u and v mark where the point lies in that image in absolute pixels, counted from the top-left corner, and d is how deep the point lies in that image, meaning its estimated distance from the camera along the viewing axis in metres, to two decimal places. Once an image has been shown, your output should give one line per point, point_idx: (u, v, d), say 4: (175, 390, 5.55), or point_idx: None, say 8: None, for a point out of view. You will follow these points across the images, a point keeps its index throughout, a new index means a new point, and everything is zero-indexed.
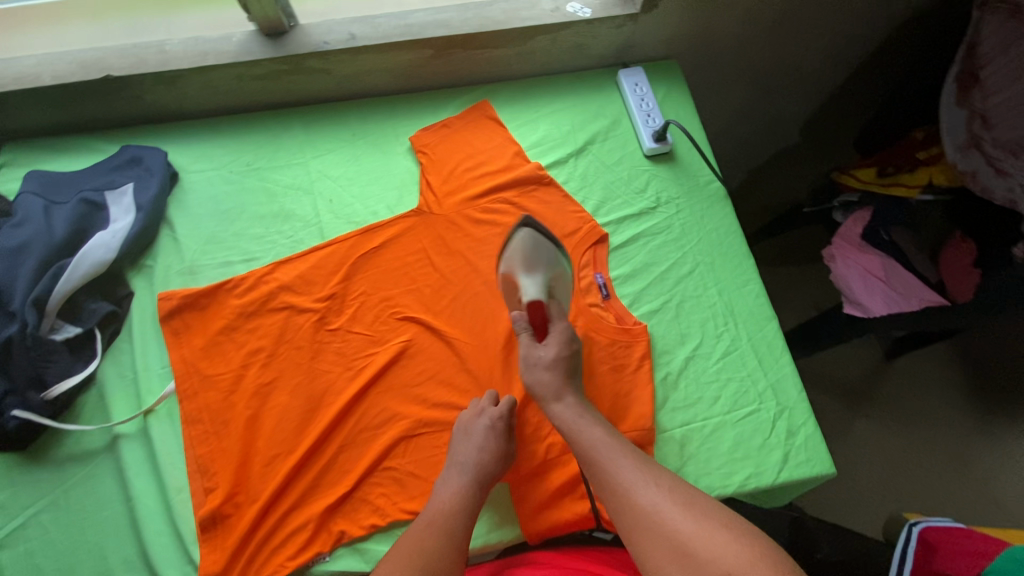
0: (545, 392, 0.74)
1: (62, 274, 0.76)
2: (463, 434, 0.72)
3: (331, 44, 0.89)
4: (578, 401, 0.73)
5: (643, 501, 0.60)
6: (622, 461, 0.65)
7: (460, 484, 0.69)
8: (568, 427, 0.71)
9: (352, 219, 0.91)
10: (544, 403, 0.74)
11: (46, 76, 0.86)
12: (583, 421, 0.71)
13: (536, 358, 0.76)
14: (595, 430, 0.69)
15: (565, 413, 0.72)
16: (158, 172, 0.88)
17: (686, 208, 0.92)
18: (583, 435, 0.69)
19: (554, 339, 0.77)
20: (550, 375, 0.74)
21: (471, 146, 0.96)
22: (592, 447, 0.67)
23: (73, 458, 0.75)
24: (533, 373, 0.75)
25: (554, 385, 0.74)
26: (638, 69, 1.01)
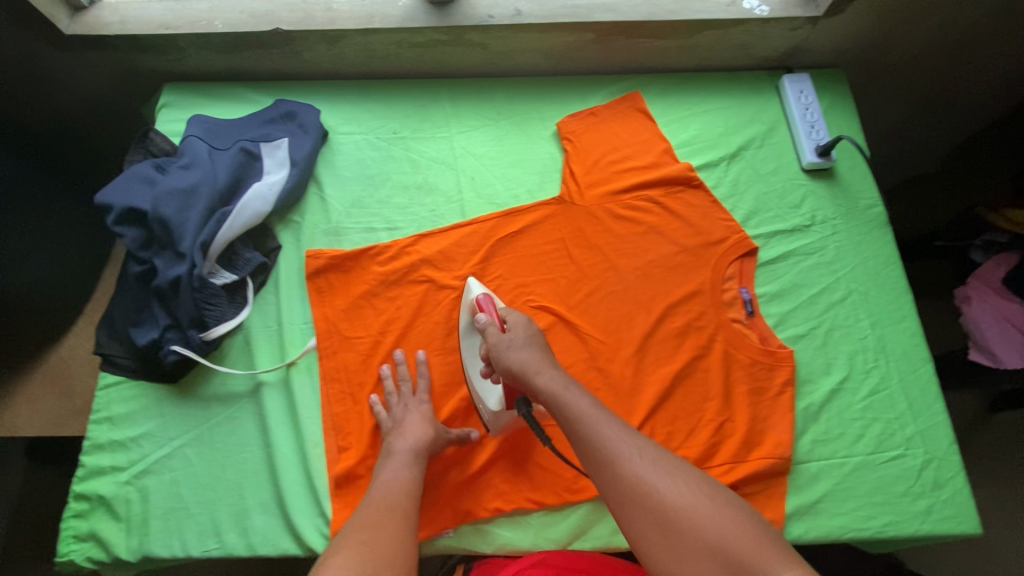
0: (532, 365, 0.65)
1: (225, 221, 0.78)
2: (404, 425, 0.73)
3: (496, 18, 0.86)
4: (561, 371, 0.65)
5: (632, 472, 0.55)
6: (608, 430, 0.58)
7: (403, 463, 0.69)
8: (554, 396, 0.62)
9: (492, 201, 0.90)
10: (527, 376, 0.65)
11: (218, 22, 0.87)
12: (568, 389, 0.62)
13: (508, 341, 0.68)
14: (582, 398, 0.62)
15: (553, 380, 0.64)
16: (312, 130, 0.89)
17: (842, 231, 0.87)
18: (570, 403, 0.61)
19: (518, 328, 0.70)
20: (529, 353, 0.66)
21: (617, 138, 0.93)
22: (581, 415, 0.60)
23: (218, 398, 0.78)
24: (509, 356, 0.67)
25: (537, 360, 0.66)
26: (805, 75, 0.94)
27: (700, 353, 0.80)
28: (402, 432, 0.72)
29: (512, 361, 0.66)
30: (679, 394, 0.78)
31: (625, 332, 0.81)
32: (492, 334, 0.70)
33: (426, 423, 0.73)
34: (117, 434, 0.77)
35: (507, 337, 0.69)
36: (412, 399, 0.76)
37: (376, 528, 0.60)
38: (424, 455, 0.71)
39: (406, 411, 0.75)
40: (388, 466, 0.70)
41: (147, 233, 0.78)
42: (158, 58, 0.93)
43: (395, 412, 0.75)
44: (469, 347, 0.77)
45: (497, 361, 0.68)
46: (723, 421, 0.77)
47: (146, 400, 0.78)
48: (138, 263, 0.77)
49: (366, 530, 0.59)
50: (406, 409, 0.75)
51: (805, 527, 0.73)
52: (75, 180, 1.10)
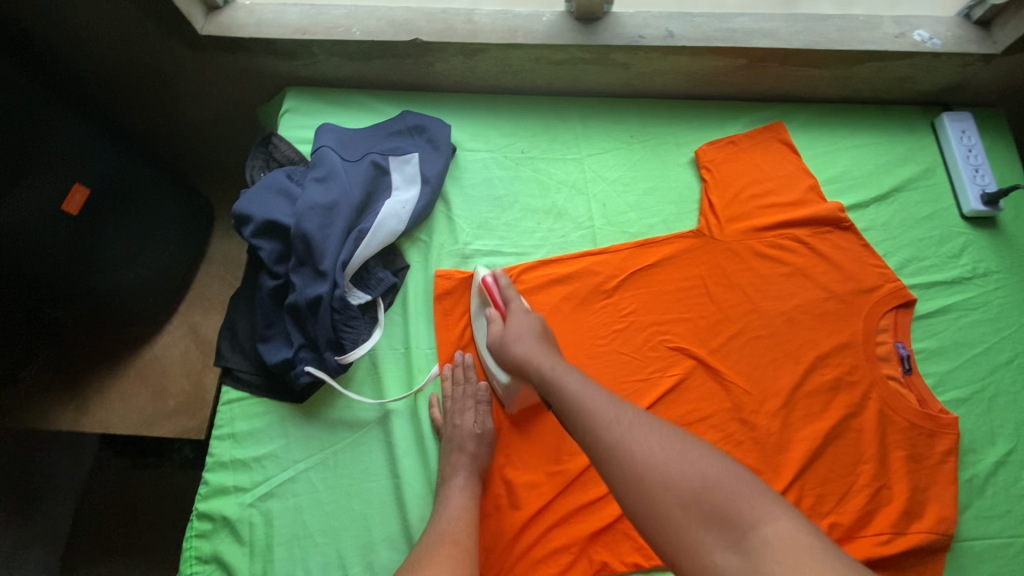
0: (525, 355, 0.66)
1: (363, 239, 0.76)
2: (462, 438, 0.71)
3: (647, 39, 0.82)
4: (555, 356, 0.65)
5: (613, 435, 0.51)
6: (596, 397, 0.56)
7: (462, 485, 0.68)
8: (546, 377, 0.62)
9: (625, 229, 0.86)
10: (524, 367, 0.66)
11: (356, 29, 0.85)
12: (558, 369, 0.62)
13: (514, 311, 0.73)
14: (572, 376, 0.61)
15: (545, 366, 0.64)
16: (444, 147, 0.86)
17: (1006, 286, 0.81)
18: (558, 380, 0.61)
19: (517, 316, 0.72)
20: (521, 343, 0.68)
21: (760, 170, 0.87)
22: (568, 391, 0.58)
23: (344, 423, 0.75)
24: (509, 345, 0.69)
25: (532, 351, 0.66)
26: (966, 114, 0.88)
27: (852, 411, 0.75)
28: (454, 452, 0.70)
29: (512, 354, 0.68)
30: (830, 454, 0.73)
31: (771, 383, 0.76)
32: (496, 327, 0.73)
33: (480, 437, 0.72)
34: (240, 453, 0.74)
35: (510, 328, 0.70)
36: (458, 408, 0.74)
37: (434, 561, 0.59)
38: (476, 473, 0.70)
39: (461, 417, 0.73)
40: (444, 493, 0.68)
41: (284, 247, 0.76)
42: (288, 63, 0.91)
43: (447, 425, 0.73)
44: (479, 329, 0.78)
45: (501, 348, 0.70)
46: (880, 488, 0.71)
47: (270, 419, 0.76)
48: (273, 277, 0.75)
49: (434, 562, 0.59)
50: (457, 416, 0.73)
51: None
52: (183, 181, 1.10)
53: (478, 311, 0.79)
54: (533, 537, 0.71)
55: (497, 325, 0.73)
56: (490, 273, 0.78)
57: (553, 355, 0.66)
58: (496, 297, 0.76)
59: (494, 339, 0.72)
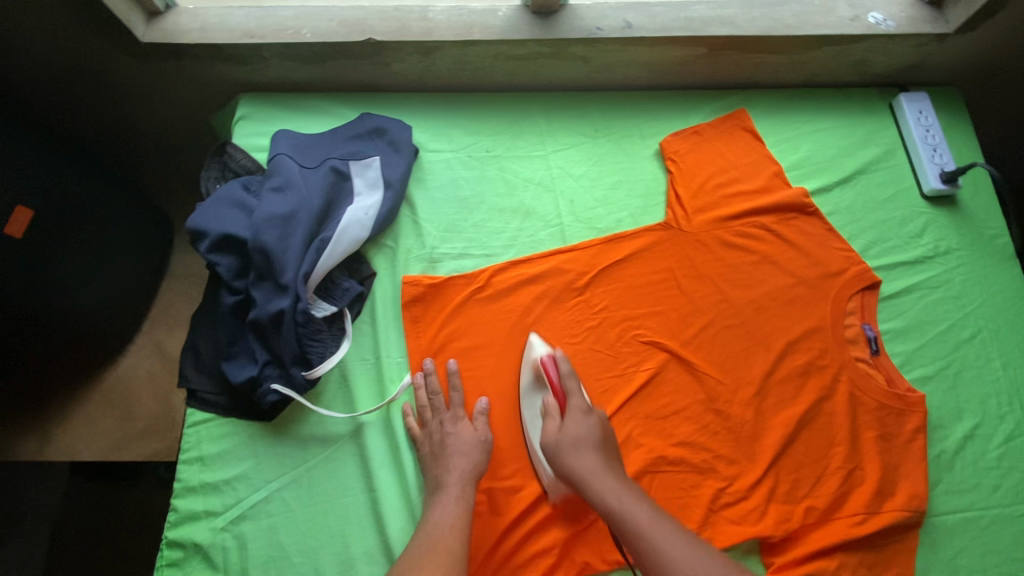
0: (582, 474, 0.65)
1: (325, 250, 0.74)
2: (452, 450, 0.70)
3: (605, 31, 0.81)
4: (617, 477, 0.65)
5: None
6: (671, 538, 0.58)
7: (455, 496, 0.67)
8: (611, 507, 0.62)
9: (593, 225, 0.85)
10: (584, 485, 0.65)
11: (306, 31, 0.82)
12: (628, 499, 0.62)
13: (573, 441, 0.67)
14: (639, 503, 0.62)
15: (607, 491, 0.64)
16: (405, 149, 0.84)
17: (968, 262, 0.82)
18: (629, 517, 0.61)
19: (574, 416, 0.70)
20: (584, 455, 0.66)
21: (724, 159, 0.87)
22: (636, 529, 0.60)
23: (316, 438, 0.74)
24: (563, 456, 0.67)
25: (591, 467, 0.65)
26: (922, 94, 0.89)
27: (823, 395, 0.75)
28: (449, 461, 0.69)
29: (569, 466, 0.66)
30: (804, 439, 0.74)
31: (743, 372, 0.77)
32: (552, 423, 0.71)
33: (470, 447, 0.71)
34: (209, 476, 0.72)
35: (567, 431, 0.69)
36: (448, 418, 0.73)
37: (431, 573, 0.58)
38: (470, 483, 0.68)
39: (449, 427, 0.72)
40: (432, 505, 0.67)
41: (243, 261, 0.73)
42: (238, 68, 0.87)
43: (434, 435, 0.72)
44: (530, 412, 0.75)
45: (555, 456, 0.68)
46: (852, 470, 0.72)
47: (238, 439, 0.74)
48: (233, 293, 0.73)
49: (432, 575, 0.58)
50: (444, 427, 0.72)
51: None
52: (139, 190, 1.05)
53: (534, 400, 0.75)
54: (503, 557, 0.69)
55: (555, 424, 0.71)
56: (549, 355, 0.76)
57: (613, 475, 0.65)
58: (557, 382, 0.73)
59: (546, 438, 0.70)
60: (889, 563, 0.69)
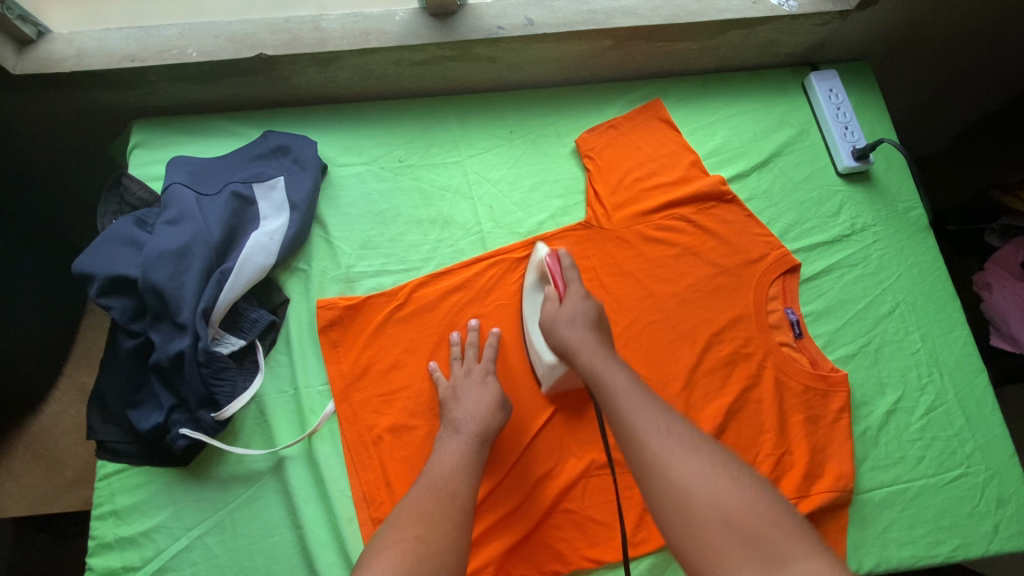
0: (576, 344, 0.65)
1: (226, 281, 0.70)
2: (467, 407, 0.68)
3: (506, 29, 0.78)
4: (606, 349, 0.64)
5: (651, 452, 0.52)
6: (644, 409, 0.56)
7: (463, 447, 0.65)
8: (597, 373, 0.62)
9: (514, 230, 0.83)
10: (572, 354, 0.65)
11: (191, 50, 0.77)
12: (608, 363, 0.62)
13: (563, 316, 0.68)
14: (618, 371, 0.61)
15: (593, 357, 0.63)
16: (310, 166, 0.80)
17: (883, 238, 0.83)
18: (606, 378, 0.61)
19: (575, 297, 0.69)
20: (574, 330, 0.66)
21: (641, 152, 0.86)
22: (614, 389, 0.59)
23: (236, 478, 0.71)
24: (558, 330, 0.67)
25: (582, 339, 0.65)
26: (832, 72, 0.89)
27: (750, 383, 0.75)
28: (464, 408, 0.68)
29: (563, 337, 0.66)
30: (733, 429, 0.74)
31: (670, 367, 0.76)
32: (551, 305, 0.70)
33: (489, 404, 0.69)
34: (126, 530, 0.69)
35: (565, 311, 0.68)
36: (478, 371, 0.73)
37: (428, 520, 0.56)
38: (481, 439, 0.66)
39: (469, 382, 0.71)
40: (439, 455, 0.65)
41: (138, 302, 0.69)
42: (124, 93, 0.82)
43: (455, 383, 0.72)
44: (531, 306, 0.76)
45: (550, 331, 0.68)
46: (782, 455, 0.73)
47: (153, 488, 0.70)
48: (130, 337, 0.69)
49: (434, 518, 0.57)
50: (466, 381, 0.71)
51: (876, 561, 0.70)
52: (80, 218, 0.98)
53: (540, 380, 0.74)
54: (501, 513, 0.70)
55: (553, 302, 0.70)
56: (550, 254, 0.75)
57: (613, 356, 0.64)
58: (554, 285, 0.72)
59: (545, 316, 0.70)
60: (821, 544, 0.70)
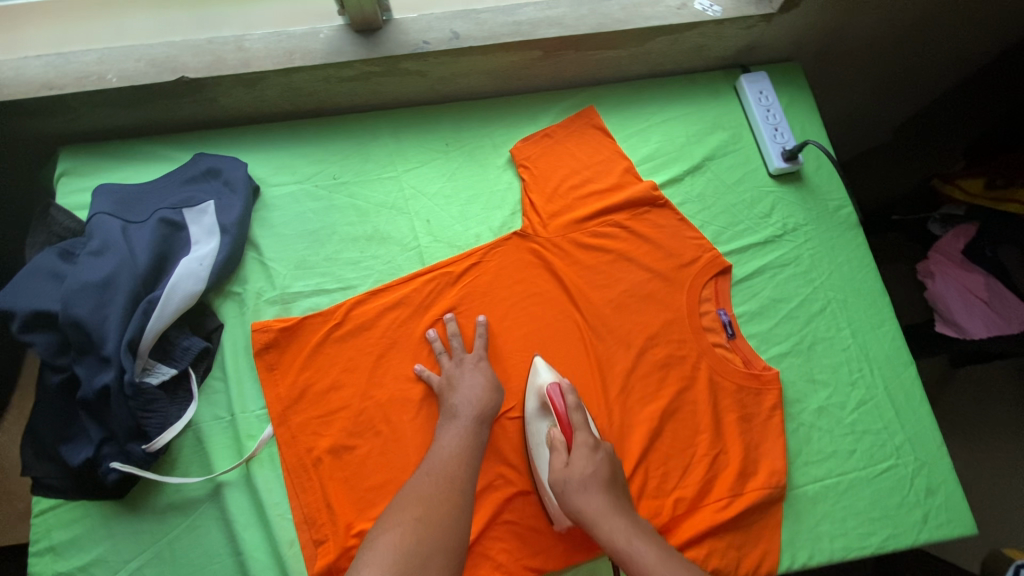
0: (592, 515, 0.63)
1: (153, 311, 0.70)
2: (462, 392, 0.72)
3: (432, 44, 0.78)
4: (627, 518, 0.63)
5: None
6: None
7: (464, 430, 0.69)
8: (620, 548, 0.61)
9: (452, 243, 0.84)
10: (585, 524, 0.63)
11: (111, 75, 0.76)
12: (631, 537, 0.61)
13: (568, 485, 0.64)
14: (649, 553, 0.60)
15: (610, 530, 0.62)
16: (241, 189, 0.80)
17: (814, 237, 0.85)
18: (603, 526, 0.62)
19: (583, 454, 0.65)
20: (590, 496, 0.63)
21: (575, 160, 0.86)
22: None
23: (175, 507, 0.70)
24: (570, 497, 0.64)
25: (600, 509, 0.63)
26: (762, 73, 0.91)
27: (685, 385, 0.77)
28: (460, 393, 0.72)
29: (576, 506, 0.63)
30: (669, 432, 0.75)
31: (608, 372, 0.78)
32: (558, 458, 0.67)
33: (484, 388, 0.73)
34: (63, 565, 0.68)
35: (572, 473, 0.64)
36: (471, 358, 0.76)
37: (427, 501, 0.61)
38: (477, 423, 0.70)
39: (462, 370, 0.74)
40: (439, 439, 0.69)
41: (61, 336, 0.68)
42: (45, 121, 0.80)
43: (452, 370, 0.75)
44: (536, 436, 0.72)
45: (561, 499, 0.65)
46: (717, 455, 0.74)
47: (90, 521, 0.70)
48: (56, 372, 0.68)
49: (438, 498, 0.62)
50: (462, 369, 0.75)
51: (809, 556, 0.71)
52: (14, 244, 0.94)
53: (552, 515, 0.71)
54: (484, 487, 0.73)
55: (558, 456, 0.67)
56: (555, 384, 0.71)
57: (620, 512, 0.63)
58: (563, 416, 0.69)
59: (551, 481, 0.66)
60: (756, 541, 0.71)
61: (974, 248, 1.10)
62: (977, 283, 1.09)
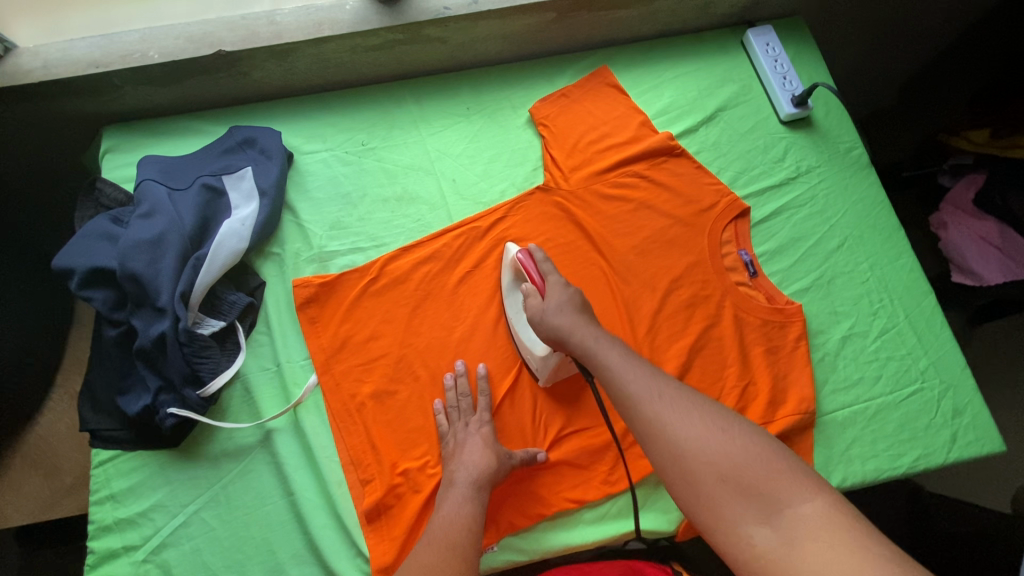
0: (568, 328, 0.66)
1: (202, 267, 0.74)
2: (466, 452, 0.69)
3: (452, 9, 0.82)
4: (597, 328, 0.66)
5: (652, 409, 0.55)
6: (638, 375, 0.59)
7: (464, 496, 0.66)
8: (591, 347, 0.63)
9: (478, 201, 0.87)
10: (564, 339, 0.66)
11: (152, 52, 0.80)
12: (601, 342, 0.63)
13: (545, 309, 0.68)
14: (613, 349, 0.63)
15: (587, 337, 0.65)
16: (276, 155, 0.84)
17: (827, 178, 0.88)
18: (598, 355, 0.62)
19: (557, 290, 0.70)
20: (563, 315, 0.67)
21: (593, 116, 0.90)
22: (612, 368, 0.61)
23: (227, 454, 0.73)
24: (548, 320, 0.68)
25: (574, 322, 0.66)
26: (768, 27, 0.94)
27: (711, 322, 0.80)
28: (460, 461, 0.69)
29: (553, 325, 0.67)
30: (697, 366, 0.78)
31: (635, 312, 0.81)
32: (534, 301, 0.71)
33: (490, 451, 0.70)
34: (123, 512, 0.71)
35: (549, 303, 0.69)
36: (477, 422, 0.73)
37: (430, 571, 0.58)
38: (484, 487, 0.67)
39: (467, 435, 0.72)
40: (449, 498, 0.66)
41: (119, 292, 0.73)
42: (90, 101, 0.85)
43: (458, 433, 0.72)
44: (513, 306, 0.77)
45: (540, 325, 0.69)
46: (746, 386, 0.77)
47: (147, 470, 0.72)
48: (114, 326, 0.72)
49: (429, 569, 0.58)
50: (468, 432, 0.72)
51: (842, 477, 0.73)
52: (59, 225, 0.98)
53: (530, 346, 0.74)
54: (500, 511, 0.72)
55: (534, 298, 0.71)
56: (522, 251, 0.76)
57: (593, 326, 0.67)
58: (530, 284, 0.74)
59: (529, 316, 0.71)
60: None
61: (985, 198, 1.11)
62: (991, 229, 1.10)
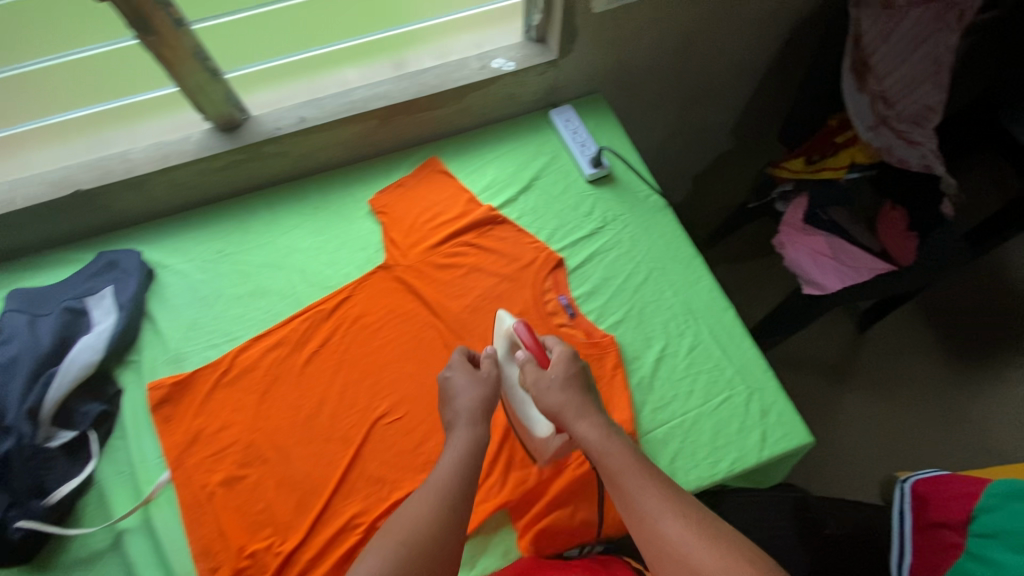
0: (569, 412, 0.72)
1: (52, 382, 0.81)
2: (456, 398, 0.75)
3: (283, 129, 0.97)
4: (596, 417, 0.71)
5: (665, 531, 0.60)
6: (649, 489, 0.63)
7: (458, 451, 0.70)
8: (595, 456, 0.68)
9: (324, 285, 0.96)
10: (561, 419, 0.72)
11: (18, 199, 0.92)
12: (610, 442, 0.68)
13: (550, 382, 0.74)
14: (625, 450, 0.68)
15: (588, 430, 0.70)
16: (135, 272, 0.93)
17: (631, 223, 1.00)
18: (608, 454, 0.67)
19: (561, 362, 0.76)
20: (561, 394, 0.73)
21: (425, 200, 1.03)
22: (590, 439, 0.69)
23: (80, 562, 0.76)
24: (543, 397, 0.74)
25: (566, 401, 0.72)
26: (567, 107, 1.11)
27: None
28: (453, 404, 0.75)
29: (551, 402, 0.73)
30: None
31: None
32: (529, 371, 0.78)
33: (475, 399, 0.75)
34: None
35: (546, 376, 0.76)
36: (451, 363, 0.80)
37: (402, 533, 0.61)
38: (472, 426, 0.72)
39: (460, 382, 0.77)
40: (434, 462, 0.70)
41: None
42: None
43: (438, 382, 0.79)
44: (507, 376, 0.82)
45: (536, 398, 0.75)
46: None
47: None
48: None
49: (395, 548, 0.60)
50: (459, 377, 0.78)
51: None
52: None
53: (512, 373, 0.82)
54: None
55: (533, 368, 0.77)
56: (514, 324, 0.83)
57: (592, 412, 0.72)
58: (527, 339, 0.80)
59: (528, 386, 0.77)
60: None
61: (812, 216, 1.25)
62: (821, 243, 1.21)
